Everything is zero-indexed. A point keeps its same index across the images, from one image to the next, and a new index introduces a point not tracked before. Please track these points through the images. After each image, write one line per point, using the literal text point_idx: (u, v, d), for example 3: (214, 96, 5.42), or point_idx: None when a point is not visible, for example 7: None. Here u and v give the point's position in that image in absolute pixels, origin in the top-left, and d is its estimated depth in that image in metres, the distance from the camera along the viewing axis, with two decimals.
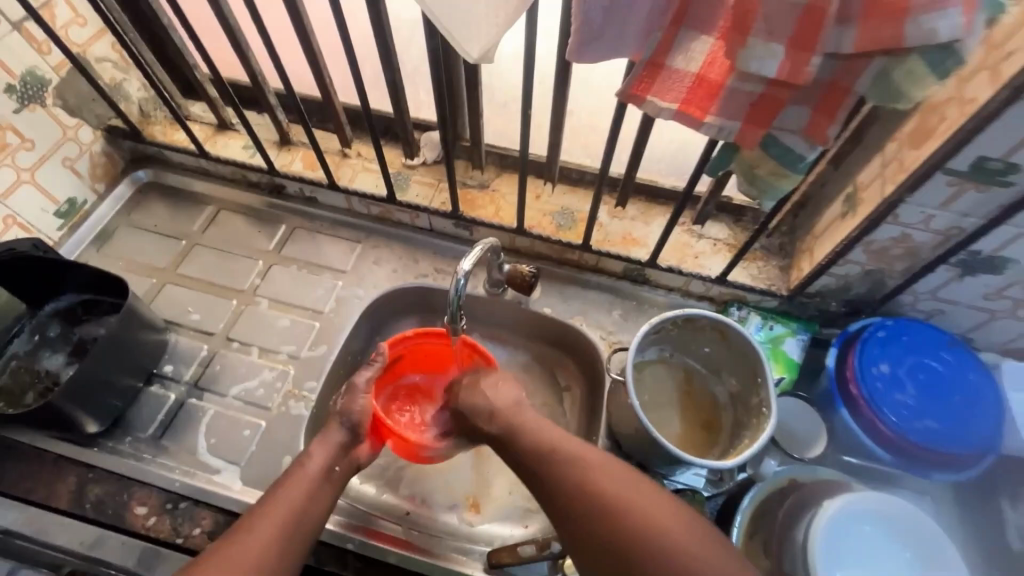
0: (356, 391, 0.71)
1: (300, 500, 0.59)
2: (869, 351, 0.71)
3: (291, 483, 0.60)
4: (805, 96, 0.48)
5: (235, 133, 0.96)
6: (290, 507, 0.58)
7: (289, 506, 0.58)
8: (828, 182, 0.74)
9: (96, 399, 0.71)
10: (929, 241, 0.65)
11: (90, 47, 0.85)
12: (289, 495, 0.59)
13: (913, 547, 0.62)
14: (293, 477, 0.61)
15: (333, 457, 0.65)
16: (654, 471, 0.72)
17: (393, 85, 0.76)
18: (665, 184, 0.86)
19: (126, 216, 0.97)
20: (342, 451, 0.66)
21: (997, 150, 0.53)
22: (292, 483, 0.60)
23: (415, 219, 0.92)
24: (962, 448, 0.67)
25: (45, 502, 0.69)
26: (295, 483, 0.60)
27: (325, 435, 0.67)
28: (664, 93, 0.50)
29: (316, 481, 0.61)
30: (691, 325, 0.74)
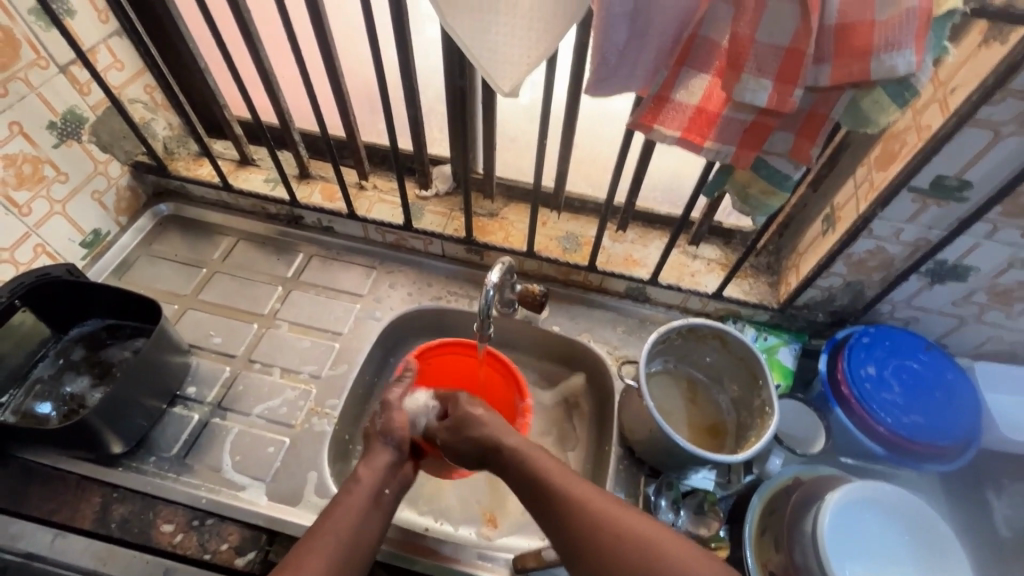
0: (390, 408, 0.75)
1: (354, 526, 0.61)
2: (857, 354, 0.78)
3: (340, 510, 0.62)
4: (789, 123, 0.56)
5: (256, 168, 1.02)
6: (346, 533, 0.60)
7: (342, 533, 0.60)
8: (808, 205, 0.82)
9: (124, 419, 0.73)
10: (900, 252, 0.73)
11: (125, 88, 0.91)
12: (339, 519, 0.61)
13: (909, 528, 0.67)
14: (343, 502, 0.63)
15: (383, 479, 0.67)
16: (667, 474, 0.76)
17: (415, 121, 0.84)
18: (661, 211, 0.94)
19: (146, 247, 1.00)
20: (390, 471, 0.69)
21: (950, 169, 0.62)
22: (343, 509, 0.62)
23: (428, 245, 0.98)
24: (946, 441, 0.73)
25: (70, 522, 0.70)
26: (345, 509, 0.62)
27: (371, 457, 0.69)
28: (669, 122, 0.58)
29: (368, 506, 0.64)
30: (693, 334, 0.80)
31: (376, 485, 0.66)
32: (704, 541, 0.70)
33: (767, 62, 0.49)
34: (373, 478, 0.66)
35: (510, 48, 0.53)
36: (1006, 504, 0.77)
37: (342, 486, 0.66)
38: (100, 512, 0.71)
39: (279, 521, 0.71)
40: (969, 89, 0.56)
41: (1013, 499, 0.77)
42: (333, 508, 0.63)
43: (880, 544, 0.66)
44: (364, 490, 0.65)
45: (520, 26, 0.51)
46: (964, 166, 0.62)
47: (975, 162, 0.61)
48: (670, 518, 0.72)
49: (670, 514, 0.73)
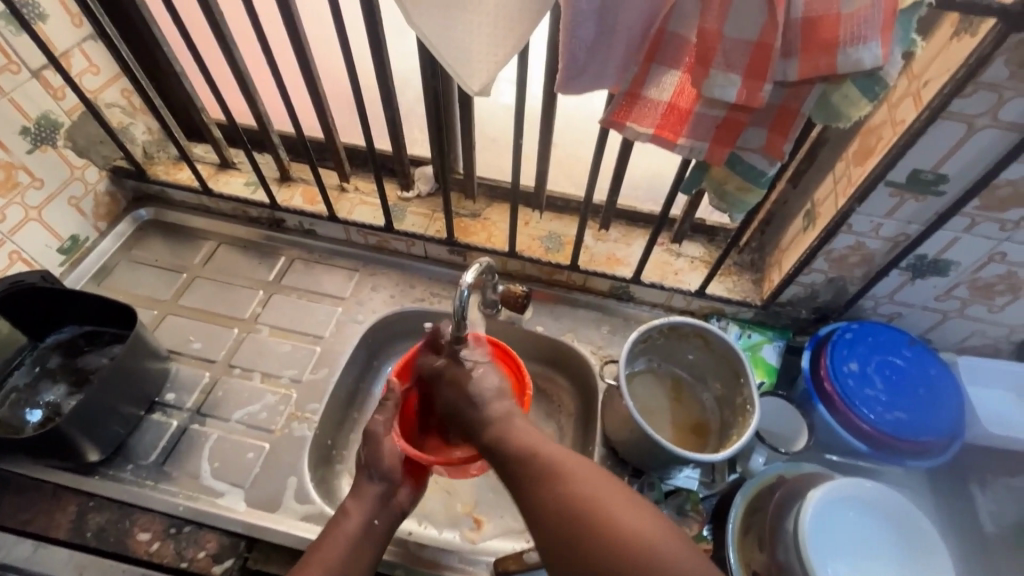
0: (377, 439, 0.68)
1: (345, 558, 0.61)
2: (839, 350, 0.77)
3: (330, 540, 0.62)
4: (762, 118, 0.56)
5: (237, 171, 1.01)
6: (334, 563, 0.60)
7: (331, 564, 0.60)
8: (789, 201, 0.82)
9: (100, 426, 0.72)
10: (881, 247, 0.73)
11: (101, 93, 0.90)
12: (331, 548, 0.62)
13: (893, 525, 0.67)
14: (332, 533, 0.63)
15: (373, 510, 0.65)
16: (650, 474, 0.75)
17: (393, 121, 0.83)
18: (644, 209, 0.94)
19: (126, 252, 0.99)
20: (381, 501, 0.66)
21: (926, 163, 0.62)
22: (333, 539, 0.63)
23: (410, 247, 0.97)
24: (930, 437, 0.73)
25: (44, 532, 0.69)
26: (335, 537, 0.63)
27: (359, 489, 0.66)
28: (641, 119, 0.57)
29: (355, 539, 0.63)
30: (675, 333, 0.79)
31: (365, 517, 0.64)
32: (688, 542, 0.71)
33: (736, 57, 0.49)
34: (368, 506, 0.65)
35: (477, 46, 0.52)
36: (991, 499, 0.77)
37: (334, 516, 0.65)
38: (75, 521, 0.70)
39: (258, 528, 0.70)
40: (941, 82, 0.55)
41: (997, 493, 0.77)
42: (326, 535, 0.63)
43: (861, 541, 0.66)
44: (350, 520, 0.64)
45: (485, 24, 0.51)
46: (939, 160, 0.61)
47: (951, 155, 0.61)
48: None
49: None
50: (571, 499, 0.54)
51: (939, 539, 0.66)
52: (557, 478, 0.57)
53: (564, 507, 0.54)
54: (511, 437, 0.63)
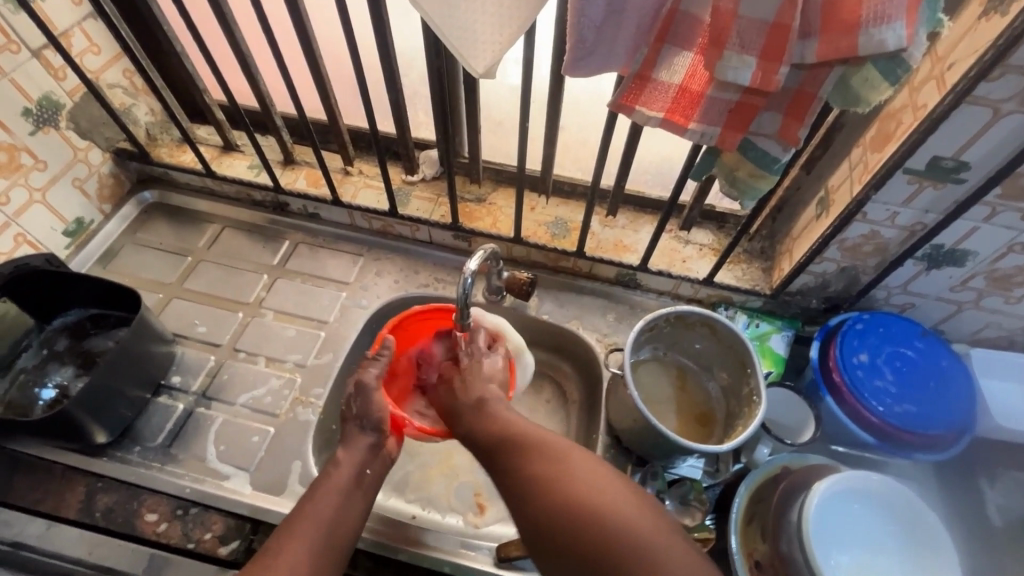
0: (368, 391, 0.69)
1: (336, 513, 0.59)
2: (850, 341, 0.76)
3: (320, 494, 0.60)
4: (776, 103, 0.54)
5: (240, 154, 1.00)
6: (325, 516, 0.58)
7: (321, 518, 0.58)
8: (802, 187, 0.80)
9: (107, 409, 0.73)
10: (896, 236, 0.71)
11: (103, 73, 0.89)
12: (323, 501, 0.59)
13: (898, 518, 0.66)
14: (322, 487, 0.61)
15: (364, 461, 0.64)
16: (654, 464, 0.75)
17: (397, 103, 0.81)
18: (652, 195, 0.92)
19: (131, 235, 0.99)
20: (372, 452, 0.66)
21: (947, 150, 0.60)
22: (324, 493, 0.60)
23: (415, 232, 0.96)
24: (939, 430, 0.72)
25: (53, 511, 0.70)
26: (324, 495, 0.60)
27: (351, 442, 0.66)
28: (651, 103, 0.56)
29: (346, 490, 0.61)
30: (682, 322, 0.78)
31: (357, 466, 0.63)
32: (689, 531, 0.68)
33: (750, 38, 0.47)
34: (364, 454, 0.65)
35: (482, 26, 0.50)
36: (1000, 493, 0.76)
37: (326, 469, 0.63)
38: (84, 501, 0.71)
39: (263, 510, 0.71)
40: (967, 65, 0.53)
41: (1007, 487, 0.76)
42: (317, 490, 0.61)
43: (864, 533, 0.65)
44: (341, 474, 0.62)
45: (490, 3, 0.49)
46: (961, 147, 0.59)
47: (974, 142, 0.58)
48: None
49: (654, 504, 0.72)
50: (552, 474, 0.52)
51: (947, 534, 0.65)
52: (541, 456, 0.55)
53: (544, 483, 0.52)
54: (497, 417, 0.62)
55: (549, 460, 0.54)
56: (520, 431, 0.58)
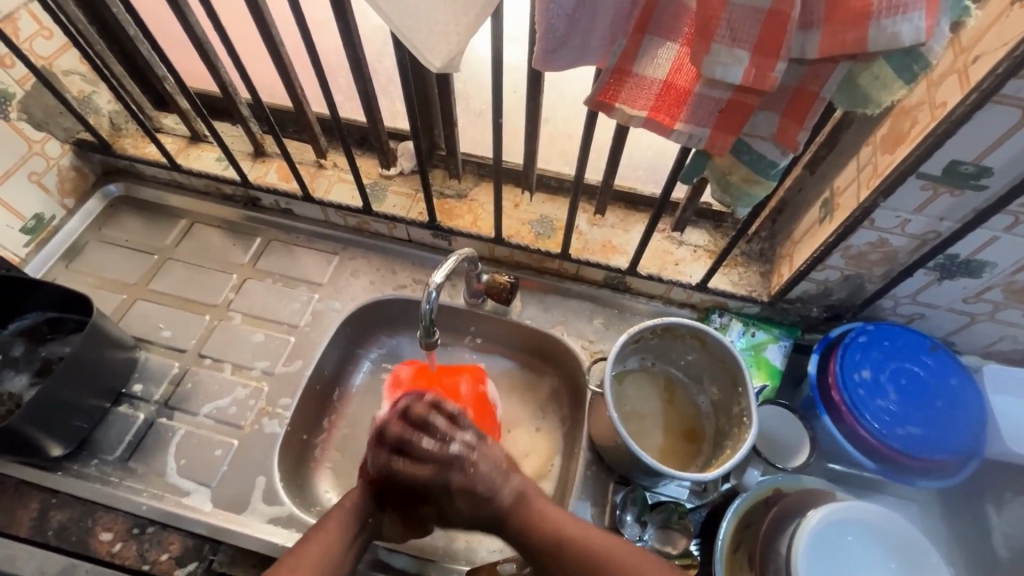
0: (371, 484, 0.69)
1: (336, 549, 0.59)
2: (851, 355, 0.71)
3: (327, 528, 0.60)
4: (772, 102, 0.47)
5: (208, 145, 0.94)
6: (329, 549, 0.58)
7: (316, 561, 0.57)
8: (806, 187, 0.73)
9: (59, 422, 0.69)
10: (906, 245, 0.65)
11: (56, 60, 0.83)
12: (329, 537, 0.59)
13: (897, 553, 0.61)
14: (323, 528, 0.60)
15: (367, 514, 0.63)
16: (635, 487, 0.70)
17: (365, 93, 0.75)
18: (644, 192, 0.85)
19: (96, 231, 0.94)
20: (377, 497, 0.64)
21: (968, 154, 0.53)
22: (324, 533, 0.59)
23: (392, 230, 0.90)
24: (945, 455, 0.67)
25: (6, 529, 0.68)
26: (329, 527, 0.60)
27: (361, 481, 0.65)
28: (633, 101, 0.49)
29: (346, 531, 0.60)
30: (670, 333, 0.73)
31: (358, 511, 0.62)
32: (670, 559, 0.66)
33: (744, 29, 0.40)
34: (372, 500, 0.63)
35: (438, 15, 0.44)
36: (1007, 520, 0.71)
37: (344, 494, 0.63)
38: (38, 519, 0.68)
39: (222, 530, 0.68)
40: (995, 59, 0.46)
41: (1015, 514, 0.71)
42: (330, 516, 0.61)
43: (858, 567, 0.60)
44: (345, 512, 0.61)
45: None
46: (983, 151, 0.53)
47: (998, 145, 0.52)
48: (636, 533, 0.67)
49: (635, 529, 0.68)
50: (599, 555, 0.57)
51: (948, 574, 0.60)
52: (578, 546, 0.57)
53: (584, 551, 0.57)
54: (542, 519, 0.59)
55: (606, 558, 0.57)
56: (562, 531, 0.58)
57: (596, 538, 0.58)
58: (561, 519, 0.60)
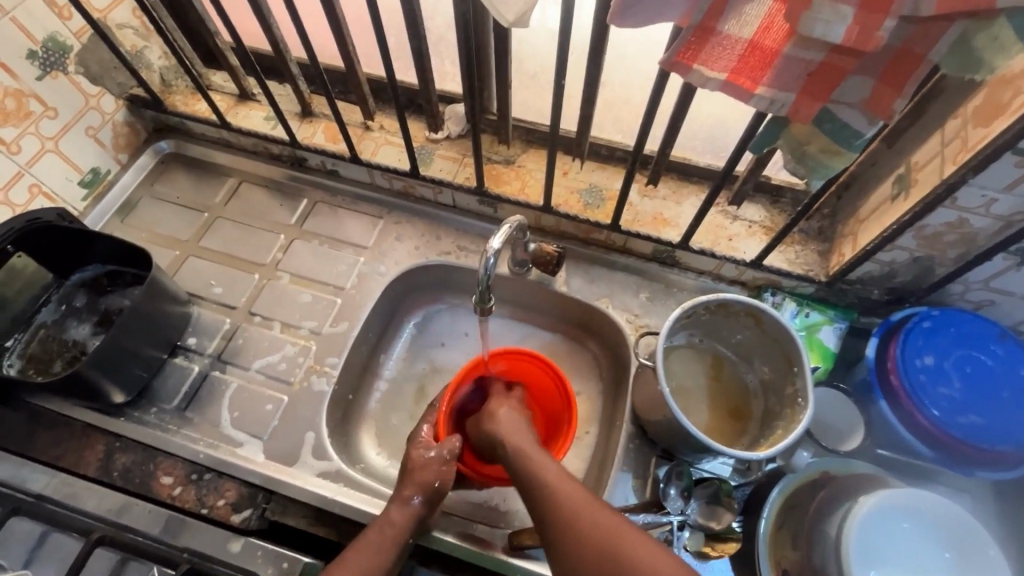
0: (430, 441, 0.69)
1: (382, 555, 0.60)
2: (913, 340, 0.68)
3: (366, 540, 0.61)
4: (869, 65, 0.44)
5: (256, 103, 0.94)
6: (371, 562, 0.59)
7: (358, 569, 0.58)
8: (880, 162, 0.69)
9: (121, 369, 0.72)
10: (988, 227, 0.61)
11: (110, 12, 0.83)
12: (366, 550, 0.59)
13: (951, 544, 0.59)
14: (373, 534, 0.61)
15: (411, 527, 0.63)
16: (681, 461, 0.69)
17: (419, 51, 0.73)
18: (700, 163, 0.82)
19: (148, 187, 0.96)
20: (423, 511, 0.64)
21: None
22: (369, 540, 0.61)
23: (437, 194, 0.90)
24: (1009, 447, 0.64)
25: (74, 468, 0.72)
26: (378, 535, 0.61)
27: (402, 492, 0.65)
28: (712, 61, 0.46)
29: (390, 544, 0.61)
30: (724, 310, 0.71)
31: (405, 528, 0.62)
32: (713, 534, 0.65)
33: None
34: (415, 514, 0.64)
35: None
36: None
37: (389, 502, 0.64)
38: (103, 460, 0.72)
39: (274, 481, 0.70)
40: None
41: None
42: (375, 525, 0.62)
43: (912, 556, 0.58)
44: (389, 524, 0.62)
45: None
46: None
47: None
48: (679, 507, 0.66)
49: (678, 503, 0.66)
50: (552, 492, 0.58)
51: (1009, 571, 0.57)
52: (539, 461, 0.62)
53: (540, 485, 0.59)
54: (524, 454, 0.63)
55: (602, 538, 0.53)
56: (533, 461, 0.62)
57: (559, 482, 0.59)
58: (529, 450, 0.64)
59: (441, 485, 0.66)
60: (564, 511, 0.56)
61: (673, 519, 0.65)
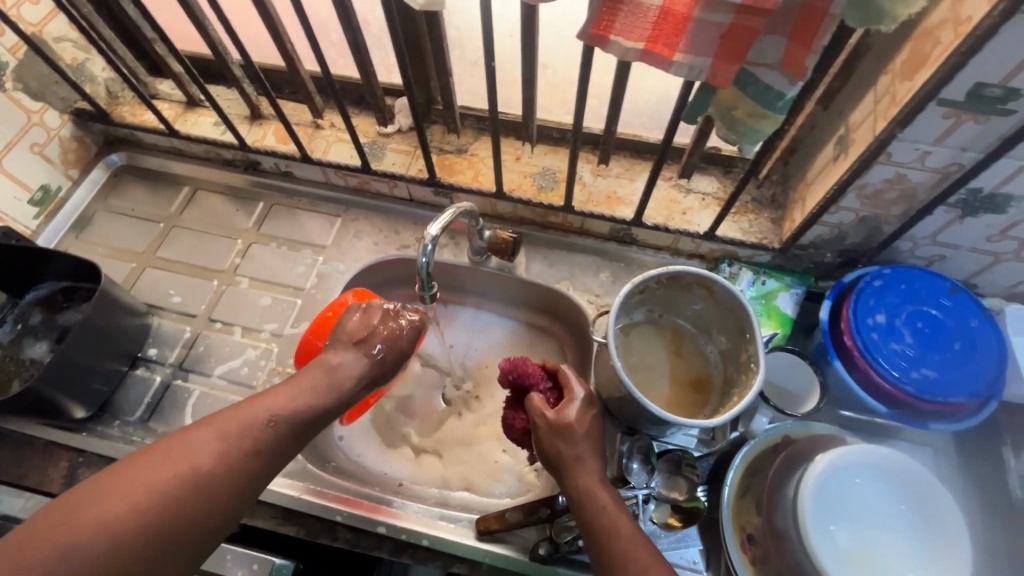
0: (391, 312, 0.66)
1: (285, 404, 0.54)
2: (865, 300, 0.68)
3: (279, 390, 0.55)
4: (778, 24, 0.45)
5: (204, 109, 0.93)
6: (275, 411, 0.53)
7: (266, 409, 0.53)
8: (820, 124, 0.69)
9: (77, 384, 0.71)
10: (926, 180, 0.61)
11: (45, 26, 0.82)
12: (275, 396, 0.54)
13: (907, 497, 0.60)
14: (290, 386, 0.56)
15: (327, 393, 0.57)
16: (642, 437, 0.69)
17: (355, 45, 0.72)
18: (649, 139, 0.82)
19: (102, 201, 0.95)
20: (378, 361, 0.62)
21: (994, 75, 0.49)
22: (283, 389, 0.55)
23: (392, 189, 0.89)
24: (963, 397, 0.65)
25: (38, 486, 0.71)
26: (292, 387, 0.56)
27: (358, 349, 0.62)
28: (628, 31, 0.47)
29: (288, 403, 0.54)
30: (676, 283, 0.71)
31: (325, 387, 0.57)
32: (677, 504, 0.65)
33: None
34: (335, 379, 0.58)
35: None
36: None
37: (312, 364, 0.60)
38: (67, 476, 0.71)
39: None
40: None
41: None
42: (291, 382, 0.56)
43: (869, 511, 0.59)
44: (313, 378, 0.58)
45: None
46: (1011, 71, 0.48)
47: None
48: (643, 481, 0.66)
49: (642, 477, 0.66)
50: (610, 532, 0.52)
51: (966, 525, 0.58)
52: (602, 499, 0.55)
53: (598, 529, 0.53)
54: (579, 482, 0.56)
55: None
56: (590, 491, 0.55)
57: (618, 524, 0.53)
58: (587, 479, 0.56)
59: (399, 348, 0.65)
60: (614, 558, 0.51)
61: (639, 492, 0.65)
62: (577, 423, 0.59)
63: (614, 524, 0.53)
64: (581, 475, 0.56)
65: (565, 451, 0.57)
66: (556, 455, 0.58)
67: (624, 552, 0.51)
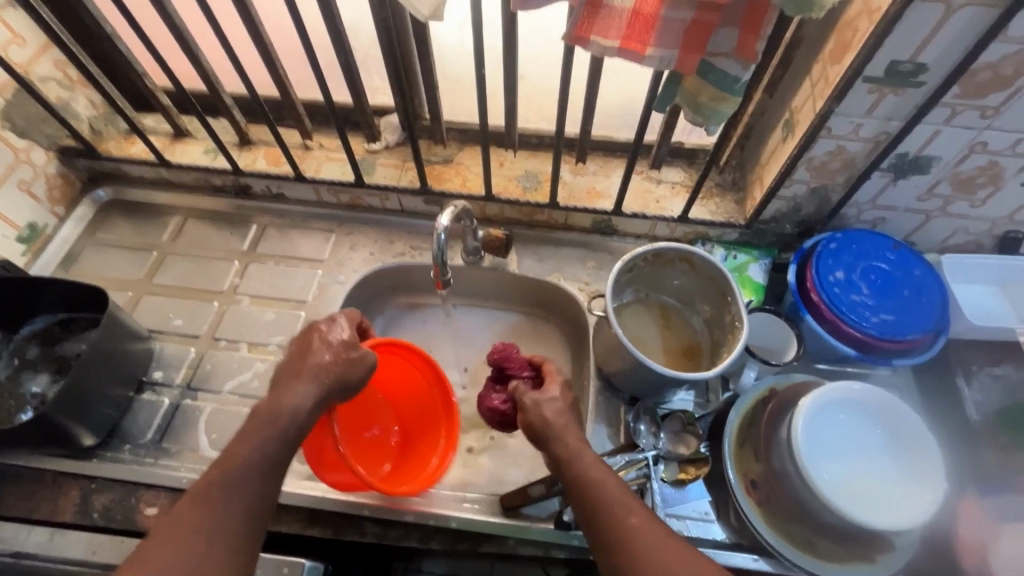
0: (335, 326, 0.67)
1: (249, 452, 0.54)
2: (824, 261, 0.77)
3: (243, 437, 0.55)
4: (731, 17, 0.53)
5: (192, 139, 0.96)
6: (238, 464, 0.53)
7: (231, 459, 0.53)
8: (768, 111, 0.79)
9: (85, 409, 0.71)
10: (861, 149, 0.71)
11: (33, 66, 0.83)
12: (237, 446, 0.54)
13: (882, 424, 0.67)
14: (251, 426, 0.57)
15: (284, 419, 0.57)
16: (646, 402, 0.75)
17: (347, 67, 0.78)
18: (620, 138, 0.90)
19: (90, 235, 0.95)
20: (326, 367, 0.62)
21: (904, 53, 0.59)
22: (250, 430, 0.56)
23: (384, 202, 0.94)
24: (918, 335, 0.74)
25: (49, 517, 0.70)
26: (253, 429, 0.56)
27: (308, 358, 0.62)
28: (606, 31, 0.54)
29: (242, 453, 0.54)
30: (660, 259, 0.79)
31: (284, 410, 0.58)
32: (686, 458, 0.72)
33: None
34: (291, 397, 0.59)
35: None
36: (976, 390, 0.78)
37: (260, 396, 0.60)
38: (80, 504, 0.70)
39: None
40: None
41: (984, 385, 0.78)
42: (227, 446, 0.55)
43: (852, 442, 0.66)
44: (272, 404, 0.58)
45: None
46: (917, 49, 0.59)
47: (927, 43, 0.58)
48: (651, 443, 0.73)
49: (650, 439, 0.73)
50: (606, 499, 0.55)
51: (936, 444, 0.66)
52: (596, 471, 0.57)
53: (594, 500, 0.55)
54: (573, 457, 0.58)
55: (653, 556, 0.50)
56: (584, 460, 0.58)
57: (612, 489, 0.55)
58: (579, 453, 0.59)
59: (347, 354, 0.64)
60: (612, 524, 0.53)
61: (648, 454, 0.69)
62: (558, 396, 0.64)
63: (609, 491, 0.55)
64: (573, 445, 0.59)
65: (558, 423, 0.61)
66: (553, 430, 0.61)
67: (621, 516, 0.53)
